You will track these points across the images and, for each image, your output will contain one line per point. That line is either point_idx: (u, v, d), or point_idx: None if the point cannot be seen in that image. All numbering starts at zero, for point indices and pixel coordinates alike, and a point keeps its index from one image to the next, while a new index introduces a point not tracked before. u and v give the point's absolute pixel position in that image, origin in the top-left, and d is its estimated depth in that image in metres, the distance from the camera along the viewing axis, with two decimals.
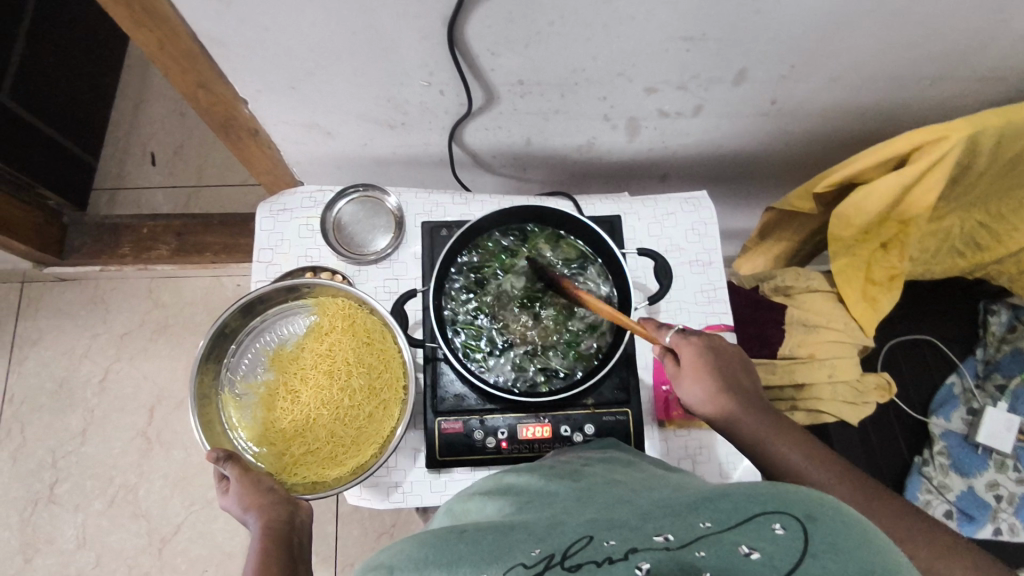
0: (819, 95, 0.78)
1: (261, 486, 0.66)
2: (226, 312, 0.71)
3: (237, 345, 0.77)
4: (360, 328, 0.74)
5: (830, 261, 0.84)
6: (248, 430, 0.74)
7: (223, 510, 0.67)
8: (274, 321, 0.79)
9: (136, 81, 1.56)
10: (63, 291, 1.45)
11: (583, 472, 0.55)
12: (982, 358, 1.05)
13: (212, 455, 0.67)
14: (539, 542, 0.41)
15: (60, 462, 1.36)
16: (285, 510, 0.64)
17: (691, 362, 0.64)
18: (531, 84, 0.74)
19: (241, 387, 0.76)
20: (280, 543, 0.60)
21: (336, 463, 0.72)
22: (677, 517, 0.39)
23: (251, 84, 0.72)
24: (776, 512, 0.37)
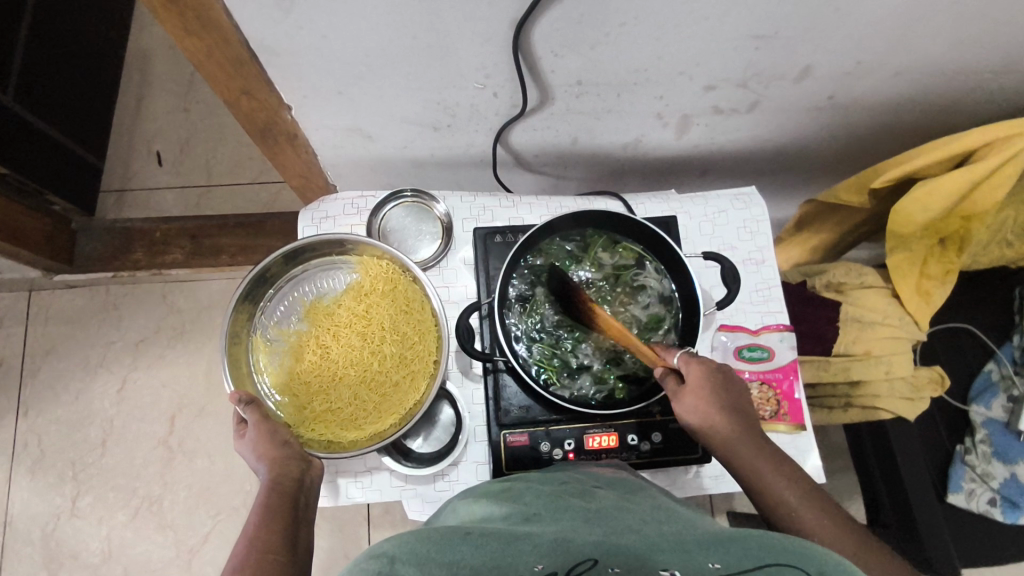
0: (879, 90, 0.76)
1: (276, 437, 0.63)
2: (271, 255, 0.70)
3: (275, 291, 0.77)
4: (401, 296, 0.74)
5: (887, 256, 0.82)
6: (272, 376, 0.74)
7: (236, 453, 0.64)
8: (315, 273, 0.78)
9: (138, 77, 1.50)
10: (72, 298, 1.40)
11: (589, 486, 0.56)
12: (1019, 344, 1.03)
13: (235, 396, 0.65)
14: (542, 555, 0.42)
15: (80, 475, 1.33)
16: (296, 467, 0.61)
17: (694, 381, 0.61)
18: (589, 85, 0.71)
19: (272, 331, 0.76)
20: (285, 501, 0.57)
21: (355, 427, 0.71)
22: (687, 556, 0.42)
23: (298, 90, 0.69)
24: (786, 566, 0.40)
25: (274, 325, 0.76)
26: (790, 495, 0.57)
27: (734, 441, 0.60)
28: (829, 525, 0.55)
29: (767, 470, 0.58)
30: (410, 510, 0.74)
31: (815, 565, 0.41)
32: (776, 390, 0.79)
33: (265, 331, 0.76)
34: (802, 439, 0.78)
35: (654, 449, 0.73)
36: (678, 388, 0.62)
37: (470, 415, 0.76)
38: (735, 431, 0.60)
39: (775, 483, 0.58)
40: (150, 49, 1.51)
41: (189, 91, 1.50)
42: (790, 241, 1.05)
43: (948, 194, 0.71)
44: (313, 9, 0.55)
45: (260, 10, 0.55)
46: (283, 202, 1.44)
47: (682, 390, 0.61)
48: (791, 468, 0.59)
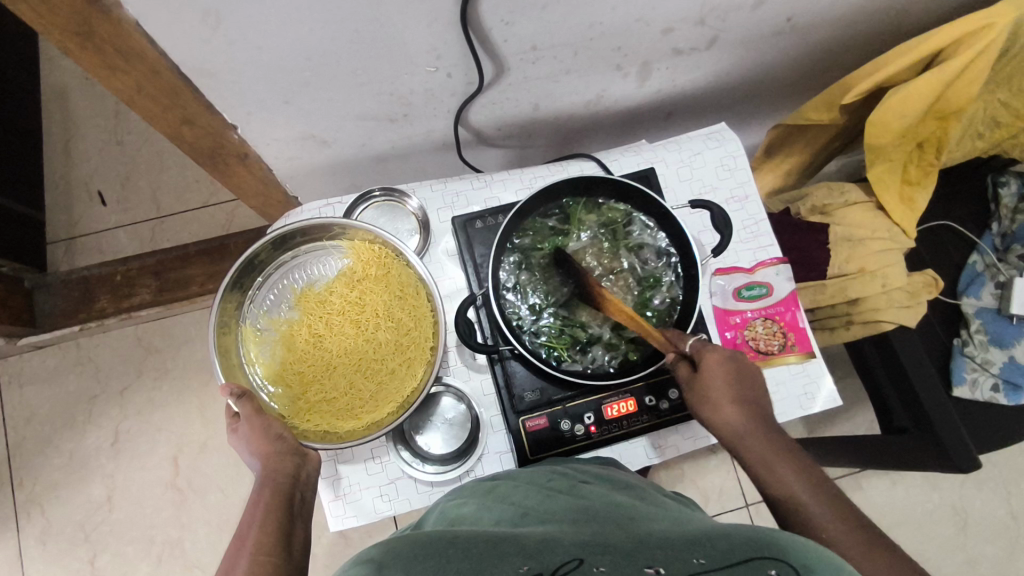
0: (837, 3, 0.74)
1: (270, 432, 0.62)
2: (258, 244, 0.68)
3: (264, 278, 0.74)
4: (393, 279, 0.72)
5: (868, 169, 0.82)
6: (265, 367, 0.72)
7: (233, 447, 0.64)
8: (303, 259, 0.76)
9: (59, 115, 1.41)
10: (43, 358, 1.34)
11: (579, 485, 0.56)
12: (998, 233, 1.07)
13: (226, 390, 0.64)
14: (528, 556, 0.41)
15: (93, 534, 1.29)
16: (291, 463, 0.60)
17: (707, 368, 0.63)
18: (544, 49, 0.68)
19: (263, 320, 0.74)
20: (279, 499, 0.56)
21: (351, 416, 0.69)
22: (671, 549, 0.42)
23: (241, 107, 0.64)
24: (771, 560, 0.42)
25: (265, 314, 0.74)
26: (801, 491, 0.57)
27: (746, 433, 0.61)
28: (837, 523, 0.55)
29: (780, 466, 0.59)
30: None
31: (798, 557, 0.42)
32: (780, 323, 0.79)
33: (256, 320, 0.74)
34: (813, 366, 0.78)
35: (674, 406, 0.72)
36: (689, 376, 0.64)
37: (484, 407, 0.74)
38: (749, 424, 0.61)
39: (787, 479, 0.58)
40: (65, 84, 1.41)
41: (116, 121, 1.41)
42: (763, 168, 1.04)
43: (920, 99, 0.71)
44: (242, 20, 0.51)
45: (185, 30, 0.50)
46: (241, 219, 1.39)
47: (693, 378, 0.63)
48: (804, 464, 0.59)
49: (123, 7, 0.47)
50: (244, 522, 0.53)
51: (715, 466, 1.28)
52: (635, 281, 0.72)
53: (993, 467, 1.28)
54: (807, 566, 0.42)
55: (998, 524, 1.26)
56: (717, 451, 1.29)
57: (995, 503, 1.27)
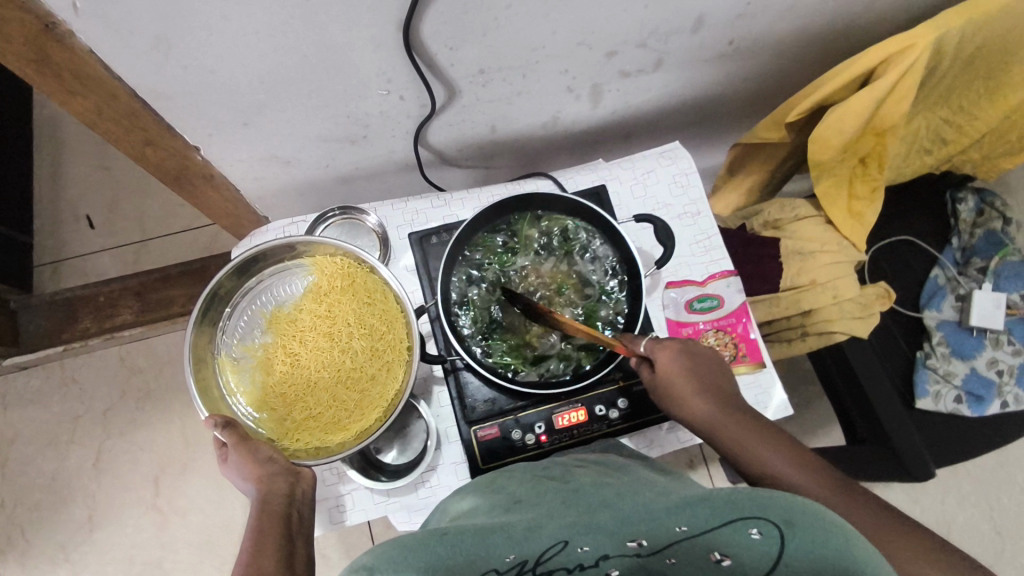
0: (775, 27, 0.77)
1: (260, 455, 0.63)
2: (219, 273, 0.70)
3: (233, 308, 0.76)
4: (360, 287, 0.73)
5: (814, 186, 0.84)
6: (246, 395, 0.73)
7: (224, 477, 0.65)
8: (271, 283, 0.78)
9: (48, 143, 1.45)
10: (28, 379, 1.36)
11: (576, 475, 0.57)
12: (959, 246, 1.10)
13: (210, 420, 0.64)
14: (514, 543, 0.42)
15: (74, 555, 1.30)
16: (284, 481, 0.61)
17: (662, 365, 0.66)
18: (493, 71, 0.71)
19: (238, 349, 0.75)
20: (276, 517, 0.57)
21: (340, 428, 0.70)
22: (655, 520, 0.43)
23: (201, 128, 0.67)
24: (753, 516, 0.40)
25: (239, 343, 0.75)
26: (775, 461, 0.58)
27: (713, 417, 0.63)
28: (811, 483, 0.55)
29: (755, 442, 0.60)
30: (399, 523, 0.74)
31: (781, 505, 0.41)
32: (732, 334, 0.81)
33: (230, 350, 0.75)
34: (764, 376, 0.79)
35: (623, 415, 0.74)
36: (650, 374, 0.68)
37: (439, 418, 0.76)
38: (719, 411, 0.63)
39: (760, 451, 0.59)
40: (54, 113, 1.46)
41: (104, 148, 1.46)
42: (727, 188, 1.08)
43: (854, 117, 0.73)
44: (193, 47, 0.54)
45: (136, 55, 0.54)
46: (224, 242, 1.42)
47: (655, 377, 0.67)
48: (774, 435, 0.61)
49: (76, 34, 0.50)
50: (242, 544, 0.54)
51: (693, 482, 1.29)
52: (582, 294, 0.74)
53: (971, 480, 1.28)
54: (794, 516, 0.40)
55: (981, 539, 1.26)
56: (695, 468, 1.30)
57: (977, 519, 1.27)
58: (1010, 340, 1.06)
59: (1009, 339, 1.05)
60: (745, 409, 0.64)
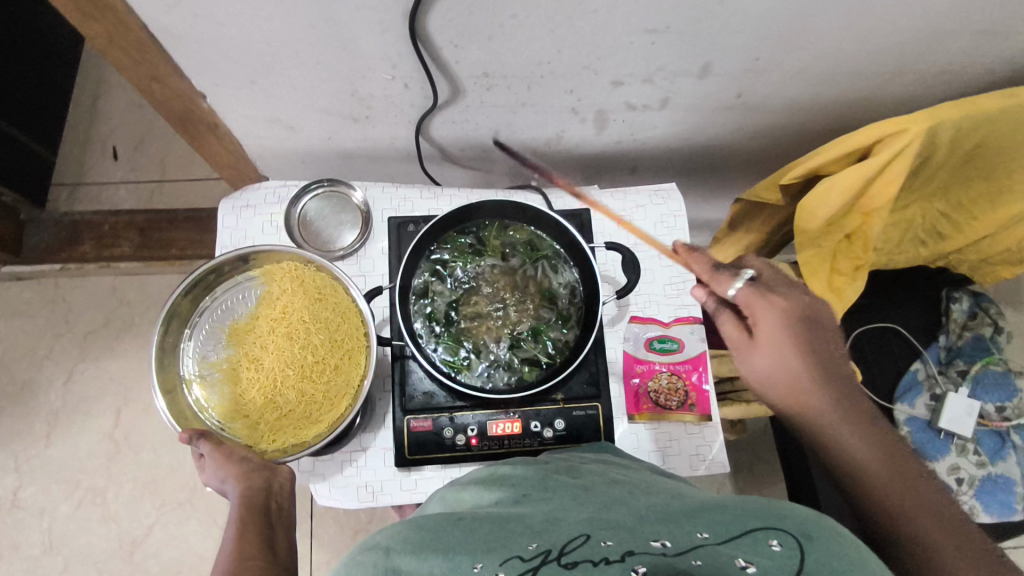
0: (784, 88, 0.78)
1: (234, 455, 0.69)
2: (171, 295, 0.71)
3: (191, 329, 0.77)
4: (310, 284, 0.75)
5: (797, 253, 0.84)
6: (217, 406, 0.74)
7: (205, 483, 0.70)
8: (225, 298, 0.79)
9: (93, 72, 1.51)
10: (21, 290, 1.41)
11: (579, 466, 0.60)
12: (946, 345, 1.08)
13: (184, 435, 0.68)
14: (536, 535, 0.45)
15: (24, 465, 1.33)
16: (261, 477, 0.68)
17: (764, 333, 0.63)
18: (497, 77, 0.73)
19: (200, 367, 0.76)
20: (256, 512, 0.65)
21: (313, 422, 0.72)
22: (675, 524, 0.45)
23: (208, 77, 0.70)
24: (773, 529, 0.43)
25: (200, 361, 0.76)
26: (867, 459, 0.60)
27: (810, 392, 0.62)
28: (895, 483, 0.58)
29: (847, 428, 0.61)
30: (316, 493, 0.75)
31: (798, 524, 0.44)
32: (685, 381, 0.80)
33: (193, 369, 0.76)
34: (709, 429, 0.79)
35: (557, 436, 0.74)
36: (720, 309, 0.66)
37: (379, 401, 0.76)
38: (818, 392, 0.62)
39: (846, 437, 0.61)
40: None
41: None
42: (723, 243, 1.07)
43: (842, 190, 0.74)
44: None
45: None
46: None
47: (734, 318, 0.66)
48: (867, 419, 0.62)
49: None
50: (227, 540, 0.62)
51: None
52: (535, 318, 0.75)
53: None
54: (808, 532, 0.43)
55: None
56: None
57: None
58: (977, 450, 1.03)
59: (975, 449, 1.03)
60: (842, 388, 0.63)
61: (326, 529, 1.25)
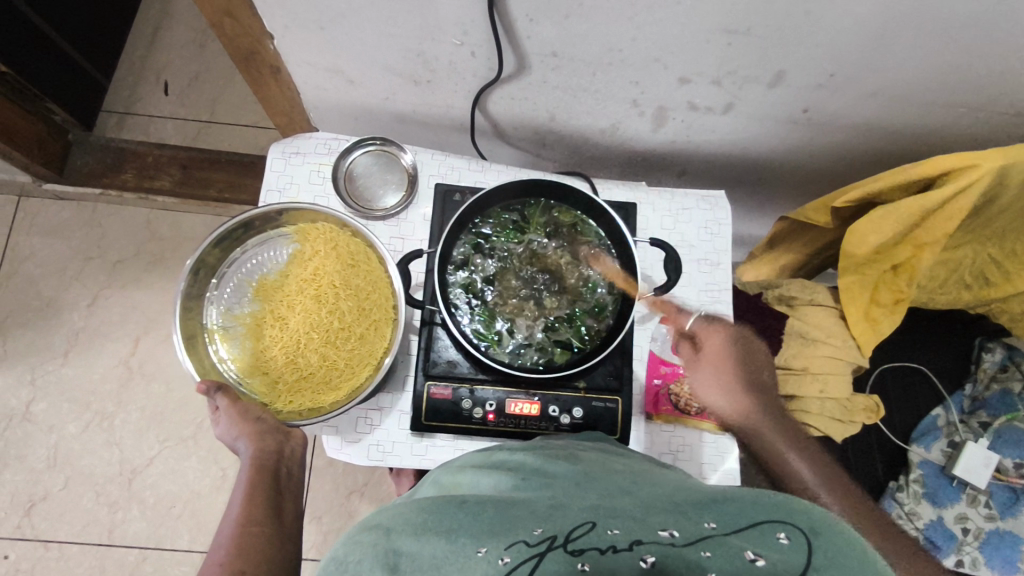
0: (852, 108, 0.77)
1: (249, 415, 0.71)
2: (203, 241, 0.70)
3: (218, 279, 0.77)
4: (345, 250, 0.75)
5: (838, 277, 0.82)
6: (237, 360, 0.75)
7: (217, 435, 0.73)
8: (254, 251, 0.79)
9: (157, 5, 1.52)
10: (58, 209, 1.42)
11: (580, 454, 0.60)
12: (970, 394, 1.06)
13: (202, 386, 0.70)
14: (541, 520, 0.45)
15: (39, 380, 1.35)
16: (275, 440, 0.71)
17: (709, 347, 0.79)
18: (565, 59, 0.72)
19: (224, 318, 0.76)
20: (266, 477, 0.69)
21: (333, 387, 0.73)
22: (684, 517, 0.46)
23: (281, 19, 0.70)
24: (781, 524, 0.45)
25: (225, 312, 0.76)
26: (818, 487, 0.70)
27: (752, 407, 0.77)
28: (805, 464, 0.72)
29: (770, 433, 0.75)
30: (327, 444, 0.76)
31: (806, 521, 0.45)
32: None
33: (216, 319, 0.76)
34: (724, 440, 0.78)
35: (573, 424, 0.74)
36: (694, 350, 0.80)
37: (402, 364, 0.77)
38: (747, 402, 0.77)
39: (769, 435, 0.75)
40: None
41: (205, 26, 1.52)
42: (761, 259, 1.05)
43: (896, 219, 0.73)
44: None
45: None
46: None
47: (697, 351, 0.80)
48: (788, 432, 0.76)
49: None
50: (239, 500, 0.67)
51: None
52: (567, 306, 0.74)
53: None
54: (819, 529, 0.45)
55: None
56: None
57: None
58: (988, 503, 1.00)
59: (987, 502, 1.00)
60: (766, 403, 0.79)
61: (323, 484, 1.27)
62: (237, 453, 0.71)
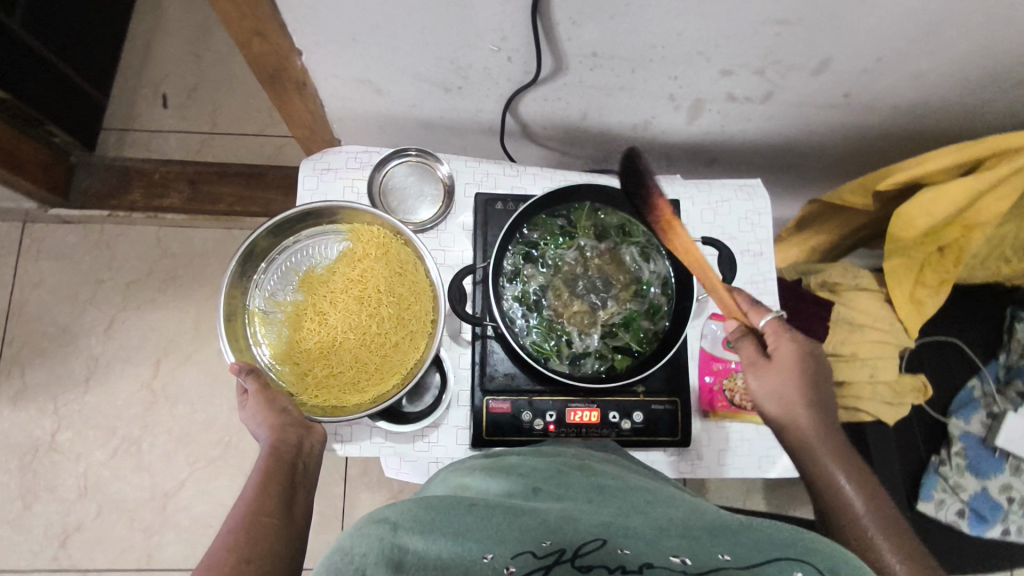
0: (894, 90, 0.75)
1: (275, 404, 0.68)
2: (260, 228, 0.70)
3: (268, 263, 0.77)
4: (394, 258, 0.74)
5: (884, 260, 0.82)
6: (272, 347, 0.74)
7: (242, 421, 0.69)
8: (306, 243, 0.79)
9: (148, 16, 1.48)
10: (65, 233, 1.39)
11: (589, 464, 0.60)
12: (1004, 363, 1.06)
13: (235, 366, 0.69)
14: (549, 529, 0.45)
15: (62, 410, 1.33)
16: (295, 433, 0.66)
17: (782, 356, 0.66)
18: (605, 58, 0.70)
19: (267, 303, 0.76)
20: (282, 465, 0.62)
21: (359, 389, 0.72)
22: (696, 542, 0.45)
23: (312, 34, 0.68)
24: (797, 561, 0.43)
25: (269, 296, 0.76)
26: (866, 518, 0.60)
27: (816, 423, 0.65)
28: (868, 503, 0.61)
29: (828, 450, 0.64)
30: (386, 464, 0.76)
31: (822, 561, 0.44)
32: None
33: (259, 303, 0.76)
34: None
35: (634, 428, 0.73)
36: (755, 355, 0.66)
37: (457, 378, 0.77)
38: (811, 418, 0.65)
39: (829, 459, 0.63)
40: None
41: (199, 34, 1.48)
42: (789, 241, 1.04)
43: (948, 200, 0.72)
44: None
45: None
46: (286, 156, 1.44)
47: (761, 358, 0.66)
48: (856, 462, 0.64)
49: None
50: (248, 484, 0.60)
51: None
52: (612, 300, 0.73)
53: None
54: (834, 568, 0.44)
55: None
56: None
57: None
58: None
59: None
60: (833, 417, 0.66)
61: (360, 494, 1.26)
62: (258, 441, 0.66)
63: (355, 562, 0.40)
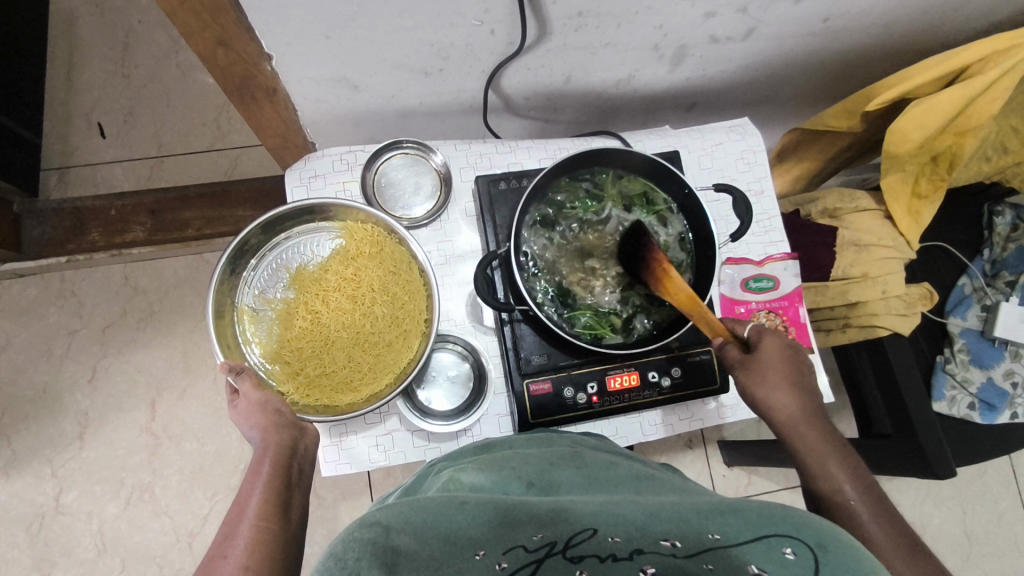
0: (872, 7, 0.75)
1: (267, 406, 0.64)
2: (251, 226, 0.68)
3: (258, 260, 0.75)
4: (387, 256, 0.72)
5: (882, 177, 0.84)
6: (262, 346, 0.73)
7: (233, 424, 0.65)
8: (298, 240, 0.77)
9: (63, 43, 1.37)
10: (24, 288, 1.30)
11: (580, 453, 0.59)
12: (989, 258, 1.10)
13: (225, 366, 0.65)
14: (541, 524, 0.44)
15: (60, 471, 1.26)
16: (289, 434, 0.61)
17: (762, 354, 0.64)
18: (590, 17, 0.68)
19: (258, 300, 0.75)
20: (277, 468, 0.57)
21: (351, 388, 0.70)
22: (684, 520, 0.44)
23: (281, 37, 0.63)
24: (788, 536, 0.43)
25: (259, 294, 0.75)
26: (848, 485, 0.59)
27: (802, 414, 0.63)
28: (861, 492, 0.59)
29: (815, 439, 0.62)
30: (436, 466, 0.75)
31: (814, 534, 0.43)
32: (783, 317, 0.81)
33: (250, 301, 0.74)
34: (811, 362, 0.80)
35: (674, 383, 0.74)
36: (742, 358, 0.65)
37: (492, 364, 0.76)
38: (797, 405, 0.63)
39: (818, 448, 0.61)
40: (73, 11, 1.38)
41: (123, 53, 1.38)
42: (774, 173, 1.04)
43: (940, 112, 0.74)
44: None
45: None
46: (243, 168, 1.37)
47: (749, 360, 0.64)
48: (848, 454, 0.62)
49: None
50: (244, 488, 0.55)
51: (690, 462, 1.32)
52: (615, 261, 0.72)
53: (955, 487, 1.33)
54: (825, 542, 0.43)
55: (952, 540, 1.31)
56: (693, 446, 1.33)
57: (951, 522, 1.32)
58: None
59: None
60: (821, 409, 0.64)
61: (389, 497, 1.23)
62: (252, 444, 0.62)
63: (349, 566, 0.39)
